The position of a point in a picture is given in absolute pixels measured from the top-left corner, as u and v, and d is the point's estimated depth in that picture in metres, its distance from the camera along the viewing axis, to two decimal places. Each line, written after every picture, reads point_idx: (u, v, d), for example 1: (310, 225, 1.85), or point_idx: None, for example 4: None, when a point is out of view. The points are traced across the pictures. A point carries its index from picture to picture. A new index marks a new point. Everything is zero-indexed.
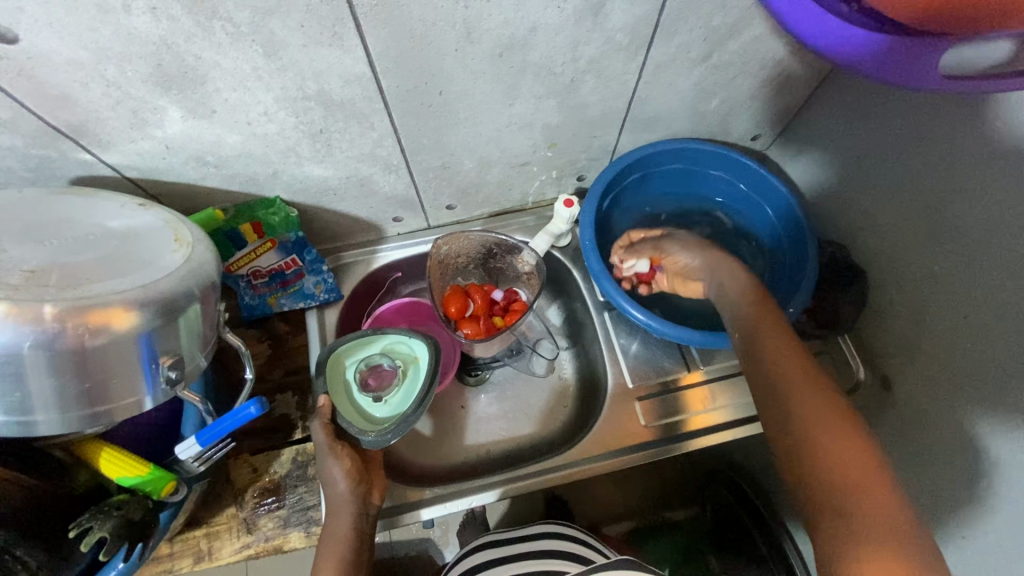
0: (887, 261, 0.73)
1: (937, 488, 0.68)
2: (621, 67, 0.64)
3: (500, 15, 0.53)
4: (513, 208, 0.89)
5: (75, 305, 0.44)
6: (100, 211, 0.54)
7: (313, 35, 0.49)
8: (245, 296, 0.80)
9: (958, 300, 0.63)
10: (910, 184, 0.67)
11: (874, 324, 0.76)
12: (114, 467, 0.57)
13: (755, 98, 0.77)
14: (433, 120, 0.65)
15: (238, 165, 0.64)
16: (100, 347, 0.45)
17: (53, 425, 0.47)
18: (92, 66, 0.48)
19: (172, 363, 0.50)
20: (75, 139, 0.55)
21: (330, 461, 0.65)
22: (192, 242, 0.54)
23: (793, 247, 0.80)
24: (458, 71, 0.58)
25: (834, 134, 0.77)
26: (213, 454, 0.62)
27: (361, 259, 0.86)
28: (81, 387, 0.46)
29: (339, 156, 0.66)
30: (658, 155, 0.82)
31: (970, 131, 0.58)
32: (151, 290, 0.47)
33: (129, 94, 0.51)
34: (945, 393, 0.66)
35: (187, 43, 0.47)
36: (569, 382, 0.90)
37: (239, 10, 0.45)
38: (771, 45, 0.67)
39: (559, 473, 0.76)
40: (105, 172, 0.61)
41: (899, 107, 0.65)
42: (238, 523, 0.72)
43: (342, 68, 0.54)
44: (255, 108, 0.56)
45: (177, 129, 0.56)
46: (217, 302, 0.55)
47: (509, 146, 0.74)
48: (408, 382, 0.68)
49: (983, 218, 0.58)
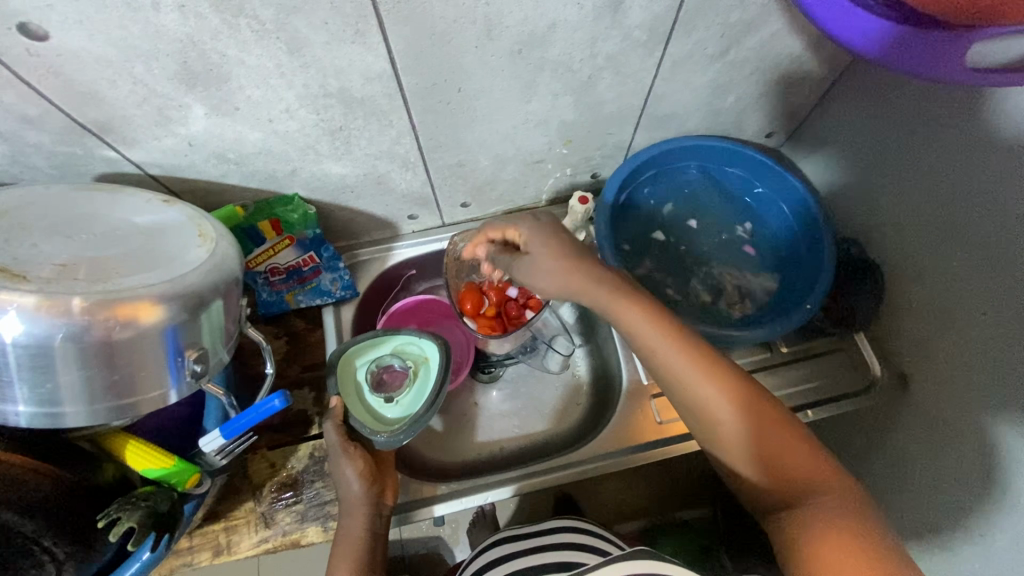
0: (904, 258, 0.72)
1: (957, 487, 0.68)
2: (638, 64, 0.65)
3: (520, 12, 0.53)
4: (527, 206, 0.89)
5: (104, 298, 0.45)
6: (125, 207, 0.54)
7: (336, 32, 0.50)
8: (262, 293, 0.80)
9: (976, 298, 0.62)
10: (928, 181, 0.66)
11: (891, 321, 0.75)
12: (141, 460, 0.58)
13: (771, 95, 0.77)
14: (451, 117, 0.65)
15: (258, 162, 0.64)
16: (128, 339, 0.46)
17: (80, 417, 0.48)
18: (120, 64, 0.49)
19: (196, 357, 0.51)
20: (100, 136, 0.56)
21: (344, 463, 0.67)
22: (215, 238, 0.54)
23: (809, 245, 0.80)
24: (477, 69, 0.59)
25: (850, 132, 0.77)
26: (235, 447, 0.62)
27: (377, 256, 0.86)
28: (109, 380, 0.47)
29: (358, 154, 0.67)
30: (674, 153, 0.82)
31: (993, 126, 0.57)
32: (177, 284, 0.48)
33: (154, 92, 0.52)
34: (962, 390, 0.66)
35: (213, 40, 0.48)
36: (582, 380, 0.91)
37: (265, 7, 0.46)
38: (788, 42, 0.67)
39: (574, 469, 0.76)
40: (128, 169, 0.62)
41: (916, 104, 0.65)
42: (256, 517, 0.73)
43: (364, 65, 0.54)
44: (277, 106, 0.57)
45: (200, 126, 0.57)
46: (239, 298, 0.56)
47: (525, 143, 0.74)
48: (419, 382, 0.68)
49: (1001, 215, 0.58)
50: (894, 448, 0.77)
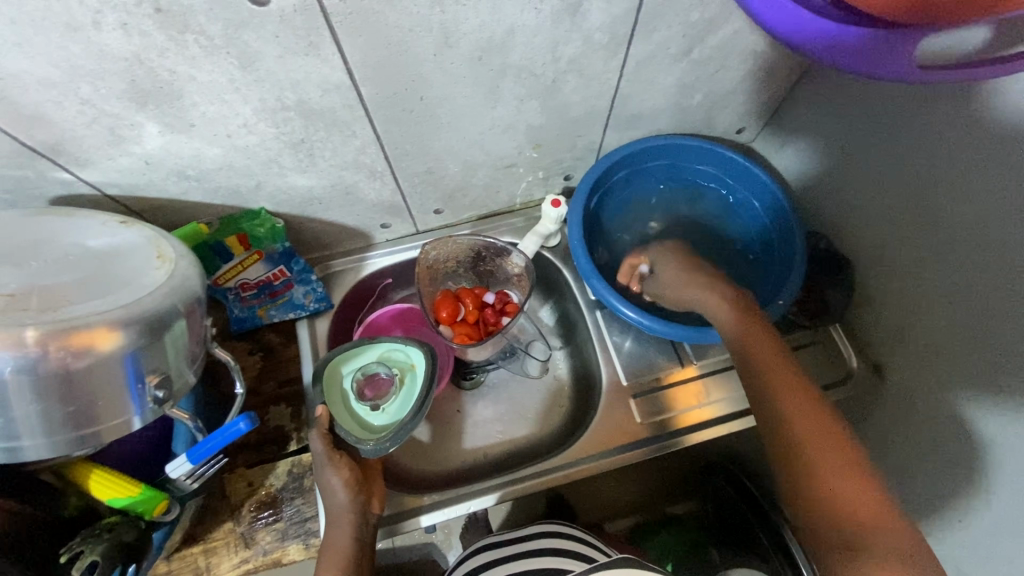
0: (876, 250, 0.73)
1: (937, 475, 0.68)
2: (602, 66, 0.64)
3: (476, 18, 0.52)
4: (501, 210, 0.88)
5: (56, 328, 0.43)
6: (81, 230, 0.53)
7: (289, 45, 0.49)
8: (234, 309, 0.79)
9: (946, 289, 0.63)
10: (895, 172, 0.67)
11: (864, 312, 0.76)
12: (104, 489, 0.57)
13: (738, 91, 0.77)
14: (416, 125, 0.64)
15: (220, 178, 0.63)
16: (84, 368, 0.44)
17: (40, 450, 0.47)
18: (64, 85, 0.47)
19: (158, 382, 0.49)
20: (52, 159, 0.54)
21: (329, 471, 0.66)
22: (174, 258, 0.53)
23: (781, 239, 0.81)
24: (438, 76, 0.58)
25: (817, 125, 0.77)
26: (206, 470, 0.62)
27: (351, 267, 0.85)
28: (66, 411, 0.46)
29: (322, 165, 0.66)
30: (644, 153, 0.82)
31: (954, 118, 0.58)
32: (133, 309, 0.47)
33: (104, 112, 0.51)
34: (936, 378, 0.66)
35: (160, 57, 0.47)
36: (564, 382, 0.90)
37: (212, 23, 0.45)
38: (750, 39, 0.67)
39: (559, 474, 0.76)
40: (85, 190, 0.60)
41: (879, 95, 0.66)
42: (236, 538, 0.72)
43: (320, 77, 0.53)
44: (234, 121, 0.56)
45: (156, 144, 0.56)
46: (203, 318, 0.55)
47: (493, 148, 0.73)
48: (406, 388, 0.67)
49: (968, 201, 0.58)
50: (873, 438, 0.77)
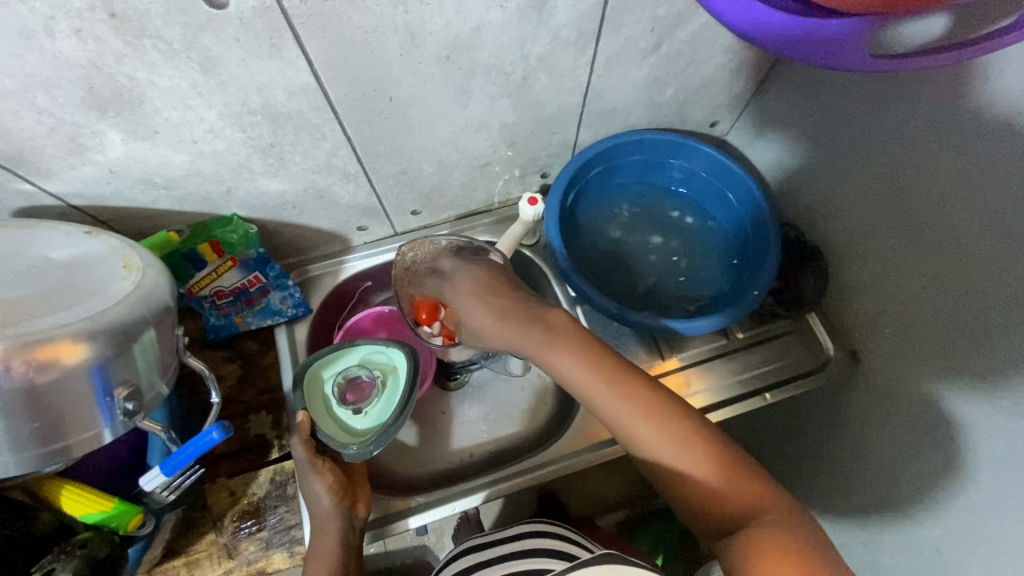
0: (846, 240, 0.74)
1: (908, 457, 0.69)
2: (572, 64, 0.64)
3: (441, 17, 0.52)
4: (479, 209, 0.88)
5: (18, 343, 0.42)
6: (42, 241, 0.52)
7: (251, 48, 0.48)
8: (210, 317, 0.78)
9: (913, 273, 0.64)
10: (864, 159, 0.68)
11: (837, 299, 0.77)
12: (76, 505, 0.58)
13: (710, 85, 0.78)
14: (386, 126, 0.64)
15: (189, 185, 0.62)
16: (50, 383, 0.43)
17: (9, 467, 0.46)
18: (20, 93, 0.46)
19: (128, 394, 0.49)
20: (12, 170, 0.53)
21: (312, 478, 0.64)
22: (141, 268, 0.52)
23: (754, 229, 0.81)
24: (407, 76, 0.57)
25: (788, 117, 0.78)
26: (182, 482, 0.62)
27: (329, 270, 0.84)
28: (33, 427, 0.45)
29: (294, 169, 0.65)
30: (615, 149, 0.82)
31: (920, 105, 0.58)
32: (98, 320, 0.46)
33: (63, 120, 0.50)
34: (912, 360, 0.67)
35: (118, 64, 0.46)
36: (549, 380, 0.90)
37: (170, 27, 0.44)
38: (719, 32, 0.67)
39: (540, 471, 0.76)
40: (49, 202, 0.59)
41: (846, 89, 0.67)
42: (219, 550, 0.71)
43: (286, 80, 0.53)
44: (200, 126, 0.55)
45: (120, 152, 0.55)
46: (175, 327, 0.54)
47: (467, 148, 0.73)
48: (388, 392, 0.67)
49: (932, 183, 0.59)
50: (852, 426, 0.77)
